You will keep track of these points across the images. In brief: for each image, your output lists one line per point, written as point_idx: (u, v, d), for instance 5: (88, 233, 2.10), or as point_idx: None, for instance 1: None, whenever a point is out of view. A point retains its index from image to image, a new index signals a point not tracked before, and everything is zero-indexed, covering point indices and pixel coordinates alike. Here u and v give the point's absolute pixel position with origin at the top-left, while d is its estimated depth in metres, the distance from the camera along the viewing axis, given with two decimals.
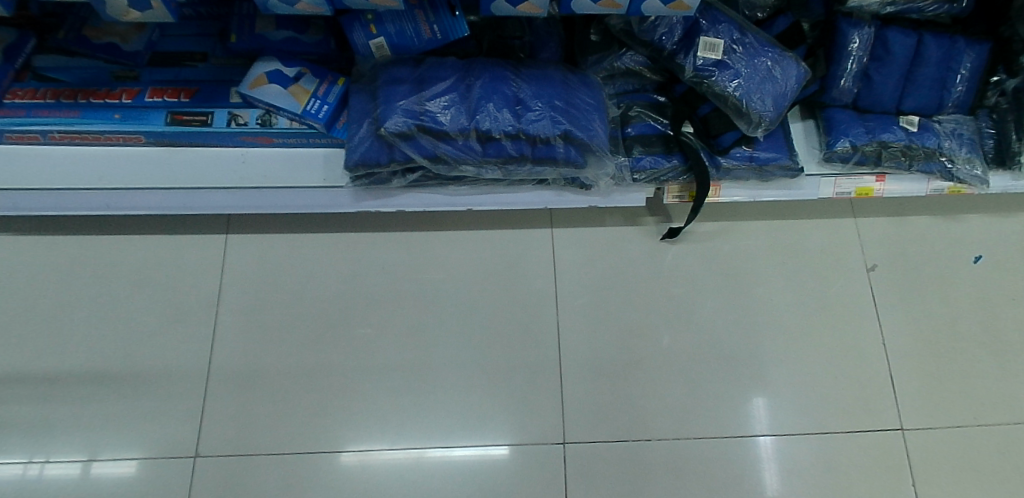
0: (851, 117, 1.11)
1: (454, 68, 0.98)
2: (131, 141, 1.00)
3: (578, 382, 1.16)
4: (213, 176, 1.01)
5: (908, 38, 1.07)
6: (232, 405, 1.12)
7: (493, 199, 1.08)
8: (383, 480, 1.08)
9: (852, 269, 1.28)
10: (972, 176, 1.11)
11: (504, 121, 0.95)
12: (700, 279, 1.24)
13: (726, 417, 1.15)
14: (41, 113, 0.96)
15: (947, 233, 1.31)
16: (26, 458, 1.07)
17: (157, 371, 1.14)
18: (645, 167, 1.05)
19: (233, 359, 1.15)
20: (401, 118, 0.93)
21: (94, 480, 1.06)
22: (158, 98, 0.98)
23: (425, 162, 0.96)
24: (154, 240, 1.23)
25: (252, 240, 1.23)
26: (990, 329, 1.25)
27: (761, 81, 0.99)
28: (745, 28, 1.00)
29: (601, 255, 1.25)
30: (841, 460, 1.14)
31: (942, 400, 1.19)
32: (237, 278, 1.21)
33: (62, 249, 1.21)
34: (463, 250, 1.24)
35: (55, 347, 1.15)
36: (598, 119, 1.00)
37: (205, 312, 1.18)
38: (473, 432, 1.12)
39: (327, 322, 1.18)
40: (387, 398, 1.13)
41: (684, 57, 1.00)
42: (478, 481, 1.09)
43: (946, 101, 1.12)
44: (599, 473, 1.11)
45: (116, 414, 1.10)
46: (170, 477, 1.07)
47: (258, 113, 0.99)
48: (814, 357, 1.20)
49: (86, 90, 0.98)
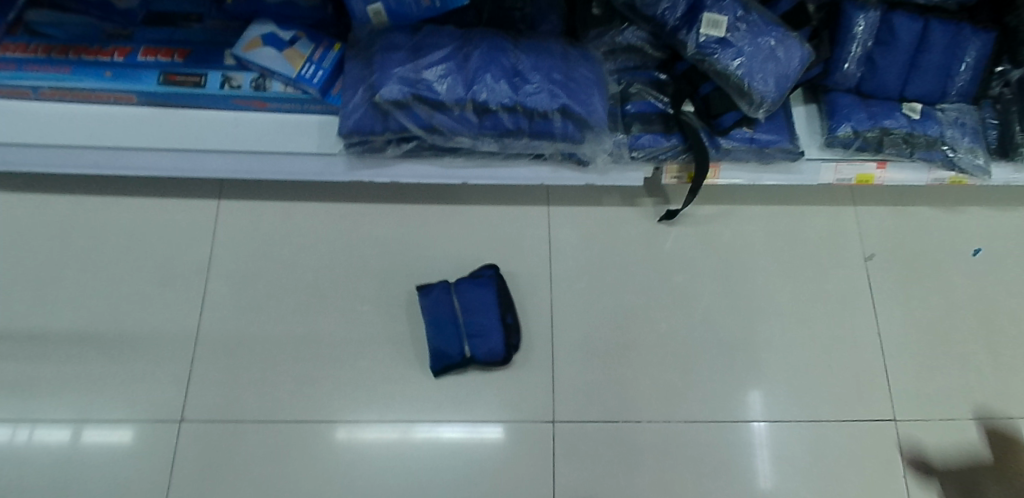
0: (854, 102, 1.09)
1: (451, 37, 0.97)
2: (122, 101, 1.00)
3: (568, 361, 1.15)
4: (206, 138, 1.00)
5: (914, 22, 1.06)
6: (221, 373, 1.12)
7: (488, 173, 1.08)
8: (373, 453, 1.08)
9: (850, 258, 1.27)
10: (974, 166, 1.10)
11: (501, 93, 0.94)
12: (695, 262, 1.24)
13: (716, 402, 1.14)
14: (31, 68, 0.96)
15: (947, 226, 1.30)
16: (16, 419, 1.07)
17: (146, 336, 1.13)
18: (644, 144, 1.04)
19: (223, 326, 1.15)
20: (397, 87, 0.92)
21: (81, 443, 1.06)
22: (150, 58, 0.98)
23: (420, 132, 0.96)
24: (146, 204, 1.22)
25: (246, 207, 1.23)
26: (985, 321, 1.24)
27: (763, 60, 0.97)
28: (749, 5, 0.98)
29: (598, 235, 1.25)
30: (832, 449, 1.13)
31: (936, 391, 1.18)
32: (230, 244, 1.20)
33: (53, 210, 1.21)
34: (458, 225, 1.24)
35: (46, 309, 1.15)
36: (597, 94, 0.99)
37: (196, 278, 1.18)
38: (462, 408, 1.12)
39: (320, 293, 1.18)
40: (377, 372, 1.13)
41: (686, 33, 0.98)
42: (467, 456, 1.09)
43: (950, 90, 1.11)
44: (588, 453, 1.10)
45: (104, 377, 1.10)
46: (158, 442, 1.07)
47: (252, 77, 0.98)
48: (808, 344, 1.20)
49: (77, 47, 0.98)
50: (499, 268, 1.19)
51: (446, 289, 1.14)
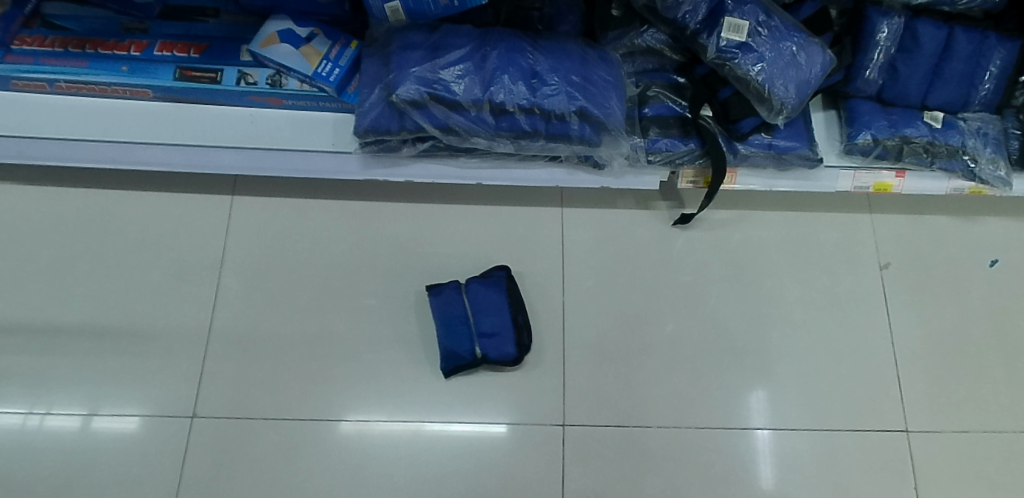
0: (874, 109, 1.08)
1: (470, 37, 0.96)
2: (139, 95, 1.00)
3: (580, 364, 1.15)
4: (221, 134, 1.00)
5: (938, 30, 1.03)
6: (232, 367, 1.12)
7: (503, 174, 1.07)
8: (381, 451, 1.08)
9: (865, 266, 1.25)
10: (995, 177, 1.09)
11: (519, 95, 0.93)
12: (709, 267, 1.23)
13: (727, 408, 1.14)
14: (48, 61, 0.96)
15: (964, 235, 1.29)
16: (27, 409, 1.08)
17: (159, 329, 1.14)
18: (661, 149, 1.02)
19: (234, 321, 1.15)
20: (414, 86, 0.92)
21: (94, 433, 1.07)
22: (167, 53, 0.98)
23: (436, 132, 0.95)
24: (160, 197, 1.22)
25: (259, 203, 1.23)
26: (1000, 332, 1.22)
27: (785, 66, 0.96)
28: (771, 10, 0.97)
29: (611, 238, 1.24)
30: (843, 459, 1.12)
31: (950, 403, 1.17)
32: (242, 239, 1.20)
33: (67, 202, 1.21)
34: (471, 224, 1.23)
35: (60, 299, 1.15)
36: (615, 97, 0.99)
37: (208, 272, 1.18)
38: (472, 407, 1.11)
39: (332, 290, 1.17)
40: (388, 370, 1.13)
41: (707, 37, 0.96)
42: (476, 456, 1.09)
43: (973, 99, 1.09)
44: (597, 457, 1.10)
45: (117, 369, 1.11)
46: (168, 435, 1.07)
47: (268, 73, 0.98)
48: (821, 352, 1.19)
49: (94, 40, 0.99)
50: (510, 268, 1.18)
51: (457, 289, 1.14)
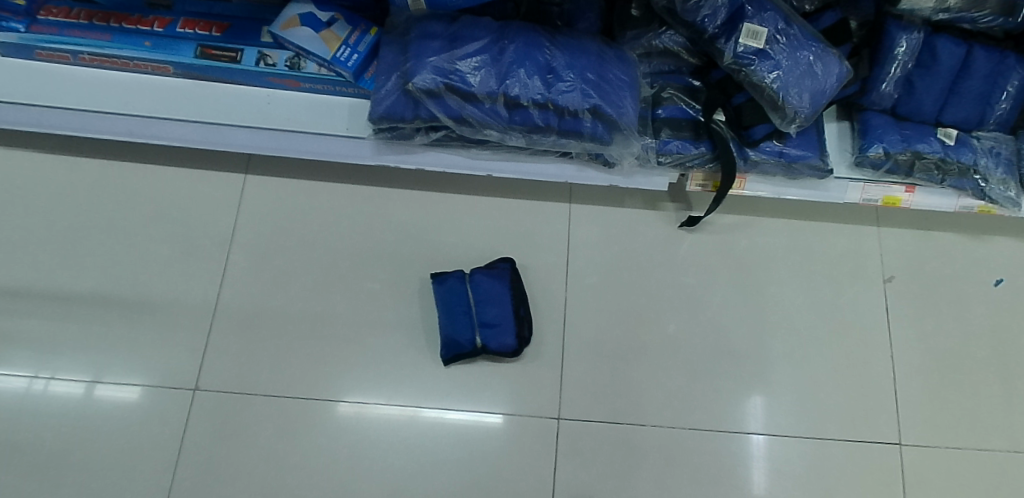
0: (888, 123, 1.08)
1: (489, 29, 0.96)
2: (159, 70, 1.02)
3: (578, 359, 1.16)
4: (236, 113, 1.02)
5: (958, 48, 1.03)
6: (235, 344, 1.13)
7: (514, 167, 1.07)
8: (377, 433, 1.10)
9: (868, 279, 1.26)
10: (1005, 197, 1.09)
11: (534, 90, 0.94)
12: (713, 271, 1.23)
13: (722, 411, 1.15)
14: (74, 33, 1.00)
15: (971, 255, 1.29)
16: (32, 373, 1.10)
17: (165, 301, 1.15)
18: (672, 150, 1.03)
19: (240, 297, 1.16)
20: (430, 76, 0.92)
21: (96, 401, 1.09)
22: (189, 30, 1.00)
23: (450, 122, 0.95)
24: (172, 172, 1.24)
25: (271, 182, 1.24)
26: (1000, 353, 1.23)
27: (801, 75, 0.96)
28: (791, 19, 0.97)
29: (616, 236, 1.24)
30: (833, 468, 1.13)
31: (944, 419, 1.18)
32: (252, 217, 1.22)
33: (81, 171, 1.23)
34: (479, 215, 1.24)
35: (69, 267, 1.17)
36: (629, 96, 0.99)
37: (216, 247, 1.19)
38: (469, 396, 1.13)
39: (337, 273, 1.19)
40: (389, 355, 1.14)
41: (724, 42, 0.96)
42: (470, 443, 1.10)
43: (988, 117, 1.08)
44: (589, 451, 1.11)
45: (122, 338, 1.13)
46: (169, 406, 1.09)
47: (287, 56, 1.00)
48: (818, 361, 1.19)
49: (119, 15, 1.01)
50: (514, 261, 1.18)
51: (461, 278, 1.15)
